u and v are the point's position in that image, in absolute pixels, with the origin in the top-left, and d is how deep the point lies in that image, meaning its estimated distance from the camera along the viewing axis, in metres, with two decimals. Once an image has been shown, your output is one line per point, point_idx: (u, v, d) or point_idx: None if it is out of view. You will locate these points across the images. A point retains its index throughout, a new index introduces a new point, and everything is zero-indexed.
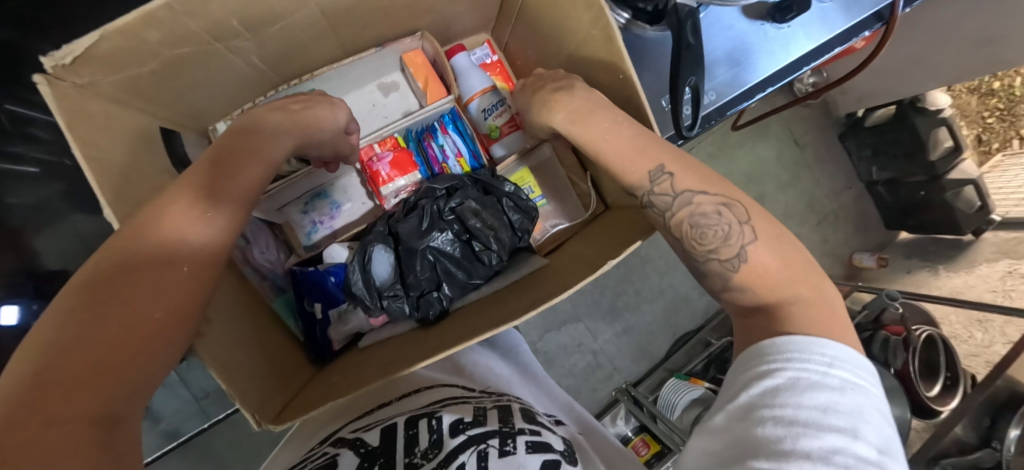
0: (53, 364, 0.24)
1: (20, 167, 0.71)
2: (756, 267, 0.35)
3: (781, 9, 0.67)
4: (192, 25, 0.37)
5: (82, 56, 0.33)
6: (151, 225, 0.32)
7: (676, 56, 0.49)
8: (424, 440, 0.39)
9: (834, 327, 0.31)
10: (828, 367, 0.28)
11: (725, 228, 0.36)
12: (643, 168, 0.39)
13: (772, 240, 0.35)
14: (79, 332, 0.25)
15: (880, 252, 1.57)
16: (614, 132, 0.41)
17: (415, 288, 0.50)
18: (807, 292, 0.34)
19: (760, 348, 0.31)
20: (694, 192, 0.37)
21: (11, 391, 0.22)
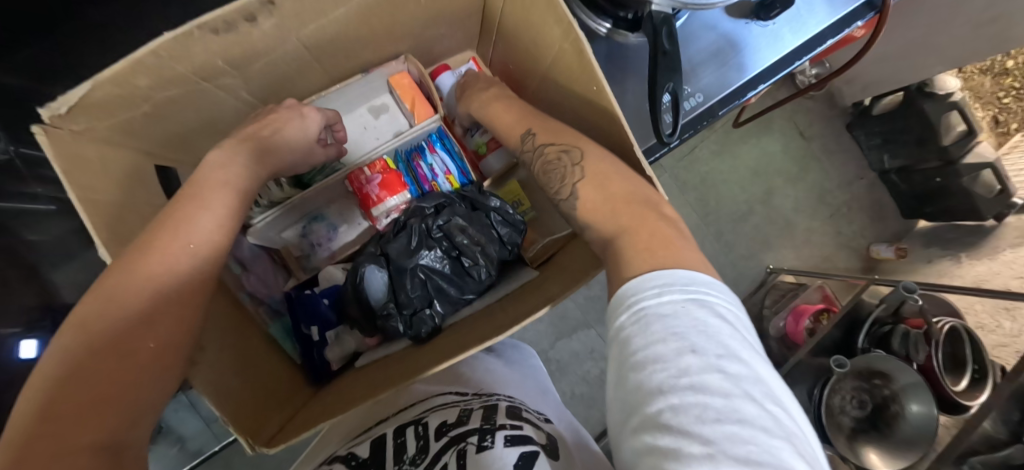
0: (56, 401, 0.25)
1: (38, 206, 0.74)
2: (587, 204, 0.38)
3: (764, 6, 0.67)
4: (179, 68, 0.39)
5: (77, 104, 0.35)
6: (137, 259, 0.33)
7: (653, 63, 0.49)
8: (412, 447, 0.40)
9: (657, 249, 0.31)
10: (661, 294, 0.27)
11: (563, 170, 0.41)
12: (519, 133, 0.48)
13: (596, 175, 0.38)
14: (80, 368, 0.26)
15: (898, 242, 1.53)
16: (506, 108, 0.51)
17: (407, 306, 0.51)
18: (629, 221, 0.35)
19: (610, 305, 0.31)
20: (546, 144, 0.43)
21: (18, 430, 0.23)
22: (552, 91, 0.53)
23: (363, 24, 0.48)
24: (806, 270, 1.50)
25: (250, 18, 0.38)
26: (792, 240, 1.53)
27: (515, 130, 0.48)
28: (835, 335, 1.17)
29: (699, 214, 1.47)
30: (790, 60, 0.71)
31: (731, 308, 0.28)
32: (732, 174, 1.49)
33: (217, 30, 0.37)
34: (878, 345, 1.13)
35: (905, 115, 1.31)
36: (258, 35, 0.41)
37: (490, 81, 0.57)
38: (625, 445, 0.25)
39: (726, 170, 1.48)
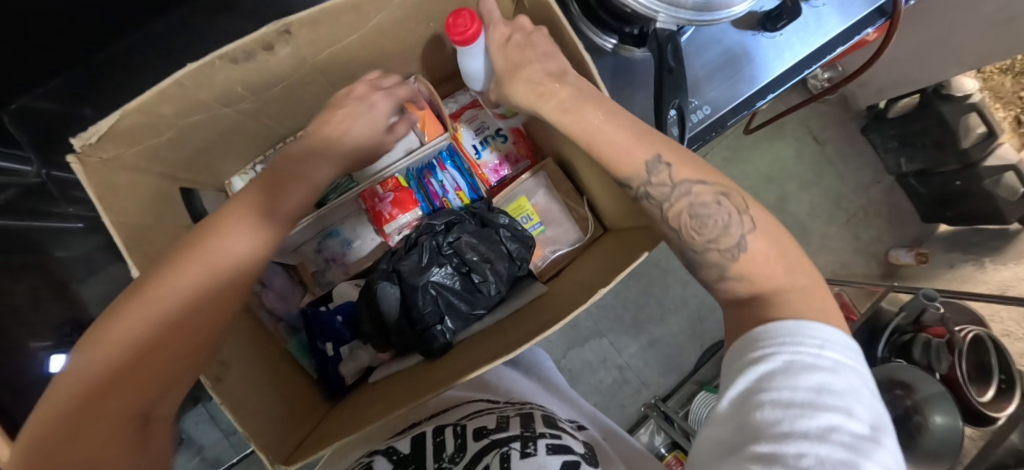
0: (98, 382, 0.28)
1: (66, 224, 0.77)
2: (756, 256, 0.35)
3: (771, 18, 0.66)
4: (201, 96, 0.41)
5: (106, 134, 0.36)
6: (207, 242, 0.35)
7: (658, 80, 0.50)
8: (451, 445, 0.41)
9: (825, 310, 0.32)
10: (822, 349, 0.28)
11: (726, 218, 0.36)
12: (639, 157, 0.38)
13: (768, 228, 0.36)
14: (128, 348, 0.29)
15: (919, 247, 1.49)
16: (613, 123, 0.40)
17: (419, 323, 0.52)
18: (805, 280, 0.34)
19: (748, 336, 0.31)
20: (696, 181, 0.37)
21: (71, 396, 0.27)
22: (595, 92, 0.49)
23: (375, 48, 0.50)
24: (823, 277, 1.47)
25: (267, 47, 0.40)
26: (807, 246, 1.50)
27: (633, 154, 0.38)
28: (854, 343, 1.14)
29: None
30: (799, 69, 0.71)
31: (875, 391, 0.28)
32: (744, 180, 1.48)
33: (236, 60, 0.39)
34: (900, 354, 1.10)
35: (921, 119, 1.29)
36: (275, 63, 0.42)
37: (544, 56, 0.45)
38: (728, 463, 0.25)
39: (738, 175, 1.47)
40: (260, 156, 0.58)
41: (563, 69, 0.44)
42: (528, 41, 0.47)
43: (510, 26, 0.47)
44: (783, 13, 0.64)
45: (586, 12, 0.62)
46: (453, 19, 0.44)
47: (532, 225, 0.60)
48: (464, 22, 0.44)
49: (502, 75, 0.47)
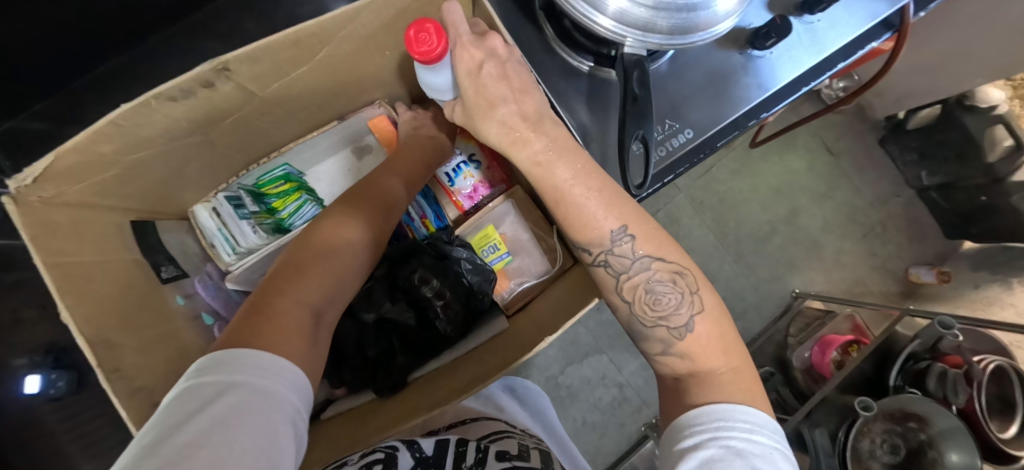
0: (270, 301, 0.33)
1: None
2: (700, 337, 0.37)
3: (760, 35, 0.62)
4: (145, 133, 0.41)
5: (43, 175, 0.36)
6: (333, 222, 0.42)
7: (622, 111, 0.48)
8: (471, 457, 0.40)
9: (755, 392, 0.34)
10: (751, 433, 0.30)
11: (678, 298, 0.37)
12: (605, 223, 0.37)
13: (714, 309, 0.38)
14: (291, 282, 0.35)
15: (940, 265, 1.41)
16: (583, 184, 0.36)
17: (371, 363, 0.51)
18: (737, 360, 0.37)
19: (682, 422, 0.33)
20: (655, 258, 0.38)
21: (254, 308, 0.32)
22: None
23: (329, 77, 0.49)
24: (836, 295, 1.40)
25: (208, 85, 0.39)
26: (819, 263, 1.43)
27: (600, 222, 0.37)
28: (865, 369, 1.06)
29: (717, 236, 1.40)
30: (795, 86, 0.68)
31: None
32: (752, 193, 1.42)
33: (175, 97, 0.38)
34: (913, 384, 1.02)
35: (945, 132, 1.21)
36: (219, 97, 0.42)
37: (516, 91, 0.37)
38: None
39: (746, 188, 1.41)
40: (225, 184, 0.58)
41: (539, 107, 0.38)
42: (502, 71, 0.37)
43: (481, 49, 0.37)
44: (772, 31, 0.61)
45: (560, 34, 0.59)
46: (414, 32, 0.34)
47: (500, 254, 0.58)
48: (427, 36, 0.34)
49: (471, 109, 0.38)
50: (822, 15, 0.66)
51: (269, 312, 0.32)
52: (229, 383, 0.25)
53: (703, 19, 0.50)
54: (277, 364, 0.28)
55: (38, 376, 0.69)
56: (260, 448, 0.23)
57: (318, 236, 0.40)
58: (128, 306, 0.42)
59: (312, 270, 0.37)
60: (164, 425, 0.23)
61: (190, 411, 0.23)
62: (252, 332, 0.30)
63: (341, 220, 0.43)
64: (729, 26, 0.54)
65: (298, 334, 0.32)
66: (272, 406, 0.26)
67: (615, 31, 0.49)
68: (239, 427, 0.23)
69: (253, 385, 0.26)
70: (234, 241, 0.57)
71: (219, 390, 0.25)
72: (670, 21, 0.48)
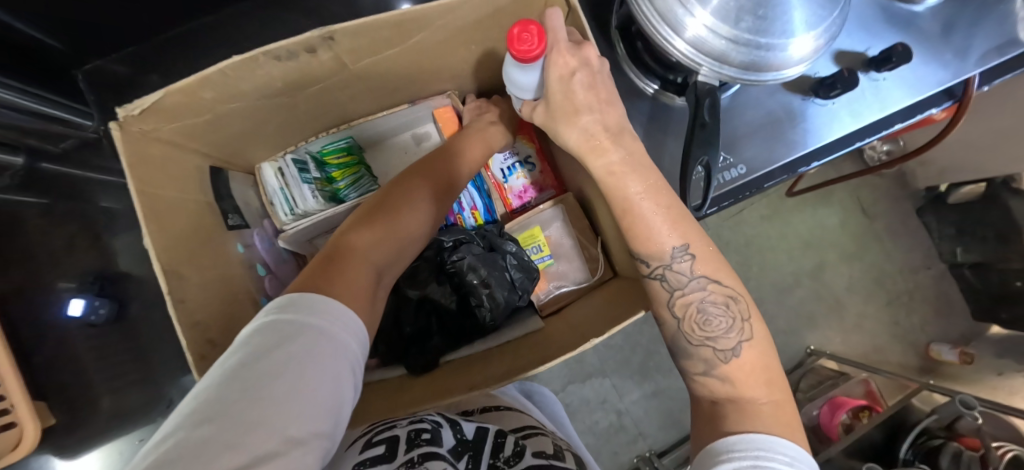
0: (341, 255, 0.35)
1: (112, 178, 0.83)
2: (745, 363, 0.37)
3: (825, 85, 0.63)
4: (243, 86, 0.43)
5: (148, 108, 0.38)
6: (400, 190, 0.44)
7: (690, 134, 0.49)
8: (508, 449, 0.40)
9: (795, 429, 0.34)
10: (790, 465, 0.30)
11: (728, 322, 0.38)
12: (667, 239, 0.38)
13: (762, 339, 0.38)
14: (359, 240, 0.37)
15: (964, 346, 1.37)
16: (654, 199, 0.38)
17: (405, 338, 0.52)
18: (779, 395, 0.36)
19: (716, 447, 0.32)
20: (710, 278, 0.39)
21: (326, 260, 0.34)
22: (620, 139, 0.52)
23: (414, 62, 0.51)
24: (851, 358, 1.37)
25: (310, 50, 0.41)
26: (839, 323, 1.41)
27: (664, 236, 0.38)
28: (874, 437, 1.03)
29: None
30: (851, 139, 0.68)
31: None
32: (780, 242, 1.41)
33: (280, 57, 0.41)
34: (925, 460, 0.97)
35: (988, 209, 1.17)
36: (316, 64, 0.44)
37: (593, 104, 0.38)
38: None
39: (774, 237, 1.40)
40: (292, 147, 0.61)
41: (619, 120, 0.40)
42: (589, 80, 0.38)
43: (576, 57, 0.38)
44: (838, 82, 0.62)
45: (631, 54, 0.61)
46: (517, 30, 0.35)
47: (540, 257, 0.60)
48: (530, 37, 0.35)
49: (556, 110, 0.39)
50: (890, 74, 0.67)
51: (338, 266, 0.34)
52: (307, 324, 0.27)
53: (778, 61, 0.52)
54: (348, 314, 0.30)
55: (81, 300, 0.75)
56: (326, 391, 0.25)
57: (386, 203, 0.42)
58: (196, 243, 0.44)
59: (377, 233, 0.39)
60: (251, 350, 0.25)
61: (270, 343, 0.25)
62: (325, 282, 0.32)
63: (408, 190, 0.44)
64: (800, 71, 0.55)
65: (362, 288, 0.34)
66: (339, 352, 0.27)
67: (689, 57, 0.51)
68: (313, 369, 0.25)
69: (325, 331, 0.27)
70: (292, 203, 0.60)
71: (297, 329, 0.27)
72: (744, 56, 0.50)
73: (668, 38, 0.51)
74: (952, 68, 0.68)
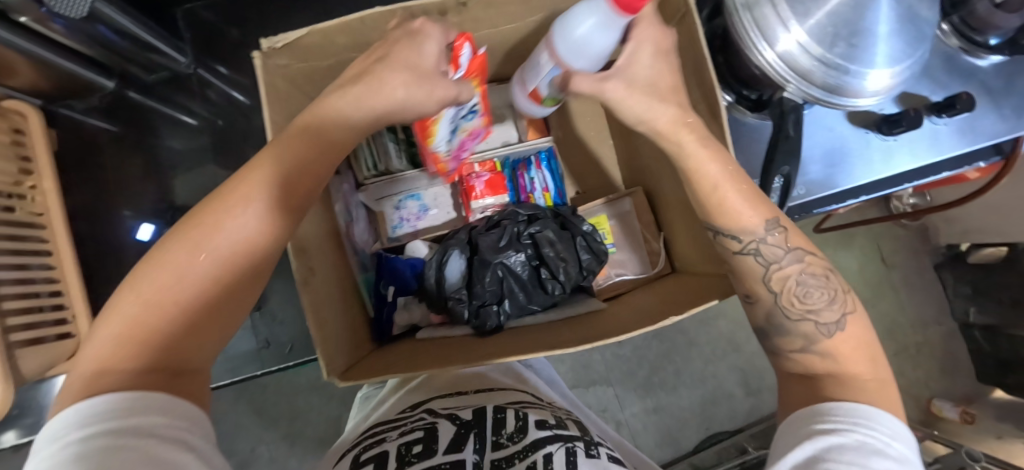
0: (113, 343, 0.29)
1: (187, 118, 0.86)
2: (847, 338, 0.39)
3: (890, 122, 0.66)
4: (371, 37, 0.46)
5: (289, 44, 0.42)
6: (194, 221, 0.33)
7: (774, 143, 0.56)
8: (510, 424, 0.47)
9: (894, 406, 0.36)
10: (891, 438, 0.32)
11: (828, 295, 0.40)
12: (760, 215, 0.41)
13: (858, 316, 0.41)
14: (130, 313, 0.30)
15: (965, 405, 1.35)
16: (738, 178, 0.41)
17: (479, 297, 0.54)
18: (873, 375, 0.38)
19: (819, 409, 0.35)
20: (801, 251, 0.41)
21: (91, 357, 0.28)
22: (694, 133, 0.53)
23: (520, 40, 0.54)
24: None
25: (442, 13, 0.45)
26: None
27: (754, 213, 0.41)
28: None
29: None
30: (898, 180, 0.72)
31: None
32: None
33: (414, 15, 0.44)
34: None
35: (1006, 273, 1.19)
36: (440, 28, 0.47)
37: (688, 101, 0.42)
38: None
39: None
40: None
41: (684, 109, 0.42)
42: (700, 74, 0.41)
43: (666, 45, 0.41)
44: (903, 120, 0.64)
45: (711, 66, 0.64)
46: None
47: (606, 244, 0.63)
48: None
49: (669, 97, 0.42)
50: (952, 121, 0.70)
51: (99, 369, 0.28)
52: (105, 434, 0.24)
53: (855, 88, 0.54)
54: (143, 407, 0.26)
55: (151, 226, 0.80)
56: None
57: (155, 272, 0.31)
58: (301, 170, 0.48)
59: (154, 296, 0.30)
60: None
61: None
62: (81, 388, 0.27)
63: (189, 249, 0.32)
64: (870, 104, 0.57)
65: (143, 380, 0.28)
66: (161, 441, 0.25)
67: (776, 70, 0.54)
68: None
69: (136, 430, 0.25)
70: (377, 160, 0.60)
71: (94, 443, 0.23)
72: (829, 79, 0.53)
73: (760, 49, 0.53)
74: (1010, 123, 0.71)
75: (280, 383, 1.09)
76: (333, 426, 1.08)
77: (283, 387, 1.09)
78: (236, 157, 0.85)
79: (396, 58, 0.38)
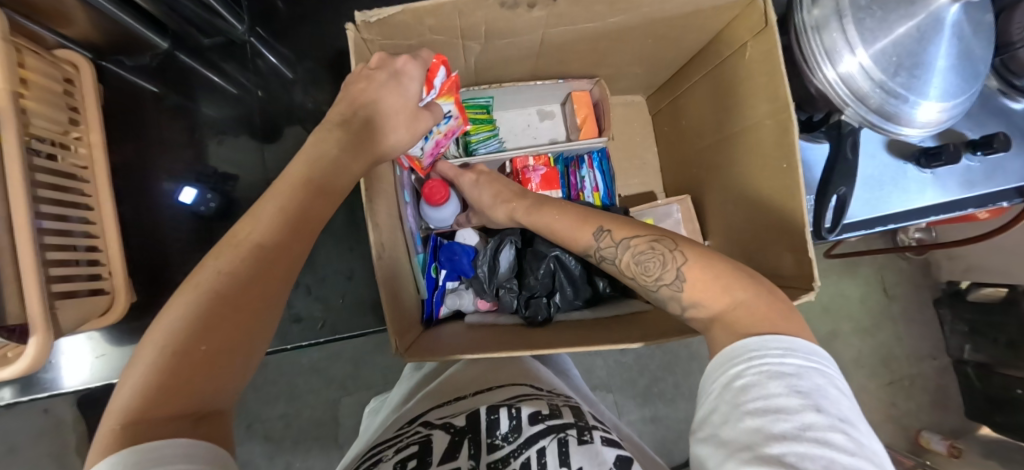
0: (144, 392, 0.28)
1: (231, 86, 0.86)
2: (693, 283, 0.39)
3: (929, 155, 0.68)
4: (456, 23, 0.46)
5: (381, 19, 0.43)
6: (211, 272, 0.34)
7: (832, 166, 0.60)
8: (504, 425, 0.44)
9: (771, 318, 0.34)
10: (784, 356, 0.31)
11: (659, 259, 0.41)
12: (588, 232, 0.47)
13: (699, 255, 0.40)
14: (162, 363, 0.29)
15: (953, 439, 1.29)
16: (557, 214, 0.51)
17: (530, 289, 0.58)
18: (743, 292, 0.37)
19: (722, 354, 0.34)
20: (631, 237, 0.45)
21: (121, 409, 0.27)
22: (729, 153, 0.59)
23: (591, 40, 0.55)
24: None
25: (531, 5, 0.45)
26: None
27: (582, 234, 0.48)
28: None
29: None
30: (927, 212, 0.72)
31: (838, 377, 0.31)
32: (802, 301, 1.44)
33: (503, 5, 0.44)
34: None
35: (1007, 316, 1.18)
36: (525, 20, 0.47)
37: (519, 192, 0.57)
38: None
39: None
40: None
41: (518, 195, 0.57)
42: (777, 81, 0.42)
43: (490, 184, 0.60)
44: (942, 154, 0.66)
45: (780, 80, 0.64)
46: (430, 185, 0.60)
47: None
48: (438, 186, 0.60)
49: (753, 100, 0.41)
50: (984, 161, 0.72)
51: (128, 419, 0.26)
52: None
53: (906, 116, 0.55)
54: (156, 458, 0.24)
55: (194, 189, 0.77)
56: None
57: (179, 326, 0.31)
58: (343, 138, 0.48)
59: (181, 343, 0.30)
60: None
61: None
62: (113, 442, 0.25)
63: (202, 300, 0.32)
64: (915, 136, 0.59)
65: (171, 426, 0.27)
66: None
67: (834, 89, 0.55)
68: None
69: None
70: None
71: None
72: (886, 105, 0.54)
73: (821, 67, 0.55)
74: None
75: (288, 361, 1.08)
76: (331, 409, 1.08)
77: (290, 364, 1.08)
78: (272, 131, 0.85)
79: (393, 108, 0.46)
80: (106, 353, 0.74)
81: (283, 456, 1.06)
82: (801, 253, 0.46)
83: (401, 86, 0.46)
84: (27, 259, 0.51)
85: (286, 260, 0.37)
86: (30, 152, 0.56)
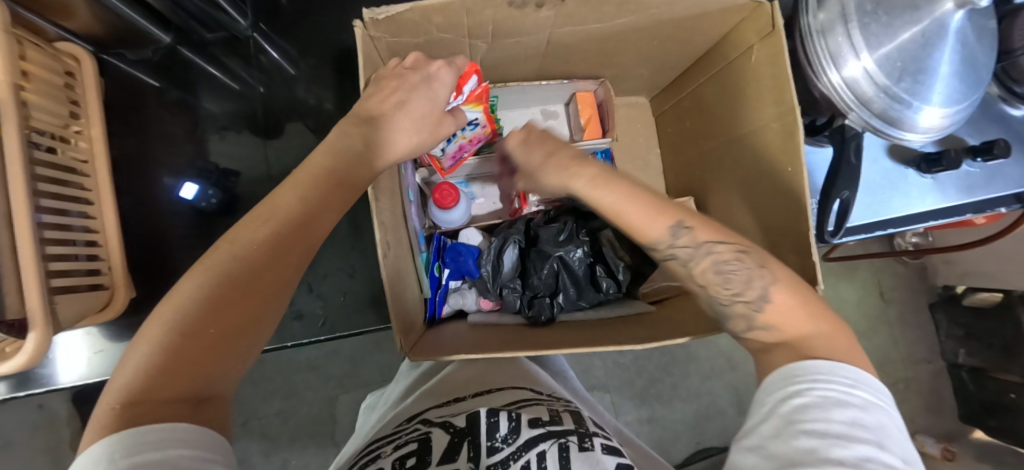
0: (148, 370, 0.28)
1: (233, 82, 0.86)
2: (778, 306, 0.38)
3: (930, 161, 0.68)
4: (464, 21, 0.46)
5: (390, 16, 0.42)
6: (225, 251, 0.34)
7: (835, 171, 0.60)
8: (504, 427, 0.43)
9: (854, 356, 0.35)
10: (852, 387, 0.32)
11: (746, 272, 0.39)
12: (661, 224, 0.41)
13: (787, 279, 0.39)
14: (167, 342, 0.29)
15: (947, 442, 1.30)
16: (624, 196, 0.41)
17: (533, 289, 0.59)
18: (827, 327, 0.37)
19: (782, 372, 0.34)
20: (714, 242, 0.40)
21: (124, 385, 0.27)
22: (736, 155, 0.59)
23: (597, 40, 0.55)
24: None
25: (540, 4, 0.45)
26: None
27: (656, 227, 0.41)
28: None
29: None
30: (927, 217, 0.72)
31: (900, 422, 0.31)
32: None
33: (512, 4, 0.44)
34: None
35: (1001, 320, 1.20)
36: (533, 19, 0.47)
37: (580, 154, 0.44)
38: None
39: None
40: None
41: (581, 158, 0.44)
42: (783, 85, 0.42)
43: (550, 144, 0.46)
44: (942, 160, 0.66)
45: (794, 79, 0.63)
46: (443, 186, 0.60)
47: None
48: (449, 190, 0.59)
49: None
50: (984, 167, 0.72)
51: (132, 397, 0.27)
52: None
53: (908, 124, 0.56)
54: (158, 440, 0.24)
55: (195, 185, 0.76)
56: None
57: (190, 307, 0.31)
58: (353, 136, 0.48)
59: (188, 323, 0.30)
60: None
61: None
62: (113, 417, 0.26)
63: (214, 283, 0.32)
64: (918, 141, 0.59)
65: (174, 408, 0.27)
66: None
67: (839, 92, 0.55)
68: None
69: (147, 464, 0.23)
70: None
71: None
72: (889, 110, 0.55)
73: (825, 69, 0.55)
74: None
75: (286, 358, 1.07)
76: (328, 407, 1.07)
77: (288, 362, 1.07)
78: (273, 127, 0.85)
79: (404, 104, 0.45)
80: (104, 349, 0.73)
81: (279, 453, 1.05)
82: (806, 256, 0.46)
83: (432, 88, 0.47)
84: (26, 253, 0.50)
85: (303, 247, 0.37)
86: (31, 145, 0.56)
